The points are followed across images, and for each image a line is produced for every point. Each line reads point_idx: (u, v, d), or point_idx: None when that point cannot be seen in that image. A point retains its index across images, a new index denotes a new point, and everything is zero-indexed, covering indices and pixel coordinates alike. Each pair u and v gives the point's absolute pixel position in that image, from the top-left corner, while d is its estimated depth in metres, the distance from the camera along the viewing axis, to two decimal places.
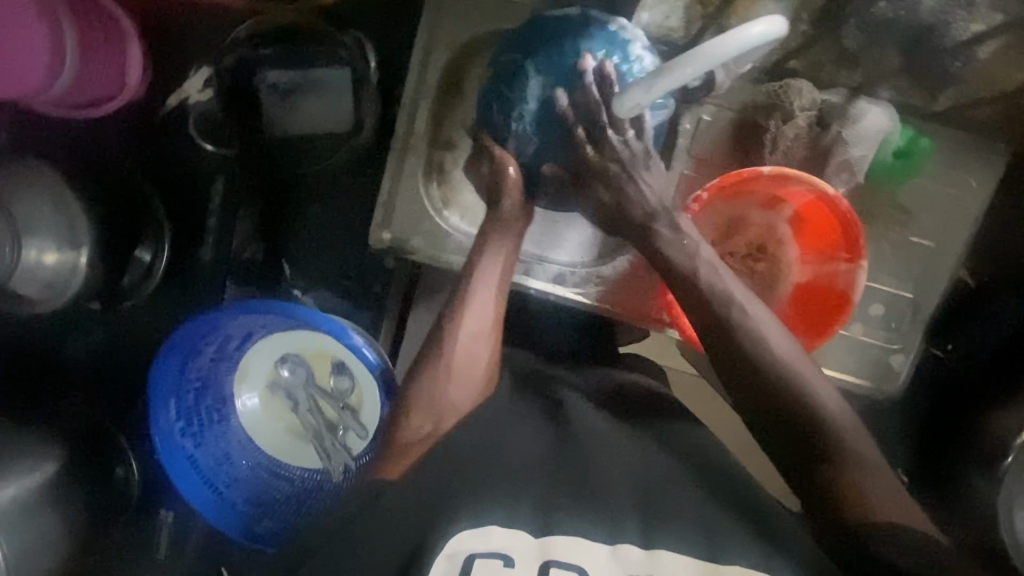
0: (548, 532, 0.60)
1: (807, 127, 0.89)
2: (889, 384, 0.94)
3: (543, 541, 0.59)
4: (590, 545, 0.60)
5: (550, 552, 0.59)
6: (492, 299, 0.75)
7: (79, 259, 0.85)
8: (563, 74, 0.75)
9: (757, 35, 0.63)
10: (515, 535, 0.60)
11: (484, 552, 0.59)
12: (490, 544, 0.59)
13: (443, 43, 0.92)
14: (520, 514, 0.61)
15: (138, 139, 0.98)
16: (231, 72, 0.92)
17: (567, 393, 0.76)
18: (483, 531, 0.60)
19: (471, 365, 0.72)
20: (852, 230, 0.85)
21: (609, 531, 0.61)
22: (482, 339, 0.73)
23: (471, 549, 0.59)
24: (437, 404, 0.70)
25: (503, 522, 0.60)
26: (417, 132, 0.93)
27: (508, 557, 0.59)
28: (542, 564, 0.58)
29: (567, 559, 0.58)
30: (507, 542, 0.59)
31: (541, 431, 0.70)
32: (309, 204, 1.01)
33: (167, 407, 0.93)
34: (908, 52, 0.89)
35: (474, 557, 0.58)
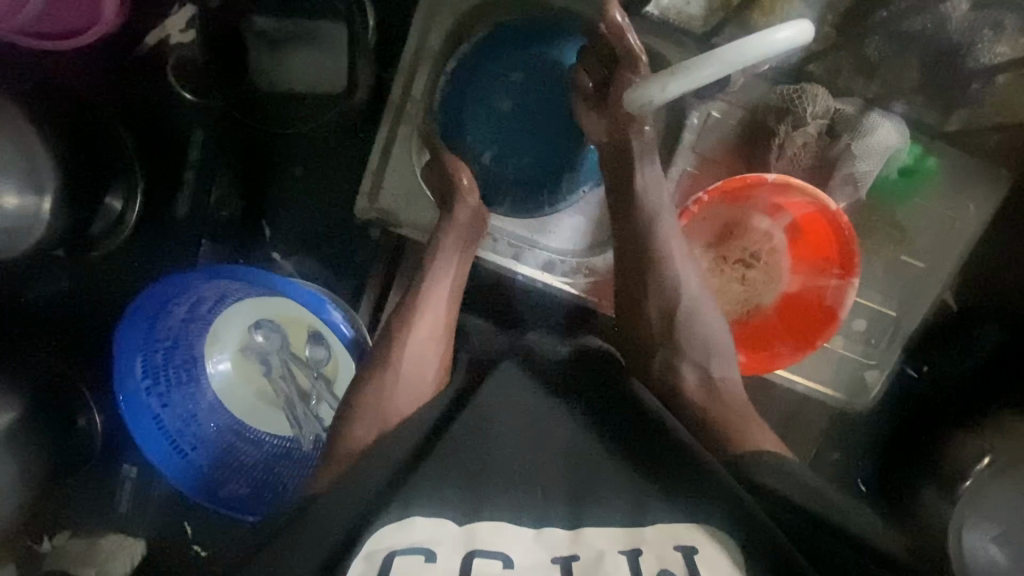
0: (474, 518, 0.53)
1: (817, 135, 0.85)
2: (861, 398, 0.95)
3: (468, 528, 0.53)
4: (512, 530, 0.53)
5: (473, 541, 0.52)
6: (445, 295, 0.74)
7: (41, 205, 0.79)
8: (520, 94, 0.88)
9: (784, 40, 0.59)
10: (439, 524, 0.53)
11: (404, 549, 0.51)
12: (411, 539, 0.52)
13: (449, 7, 0.88)
14: (444, 499, 0.54)
15: (108, 74, 0.90)
16: (217, 13, 0.85)
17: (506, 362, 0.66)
18: (405, 523, 0.53)
19: (419, 366, 0.69)
20: (848, 247, 0.83)
21: (537, 513, 0.54)
22: (432, 345, 0.70)
23: (391, 547, 0.51)
24: (392, 404, 0.66)
25: (425, 510, 0.54)
26: (414, 97, 0.89)
27: (431, 552, 0.51)
28: (464, 555, 0.51)
29: (490, 548, 0.52)
30: (430, 535, 0.52)
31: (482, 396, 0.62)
32: (291, 165, 0.97)
33: (133, 364, 0.88)
34: (928, 67, 0.86)
35: (394, 555, 0.51)
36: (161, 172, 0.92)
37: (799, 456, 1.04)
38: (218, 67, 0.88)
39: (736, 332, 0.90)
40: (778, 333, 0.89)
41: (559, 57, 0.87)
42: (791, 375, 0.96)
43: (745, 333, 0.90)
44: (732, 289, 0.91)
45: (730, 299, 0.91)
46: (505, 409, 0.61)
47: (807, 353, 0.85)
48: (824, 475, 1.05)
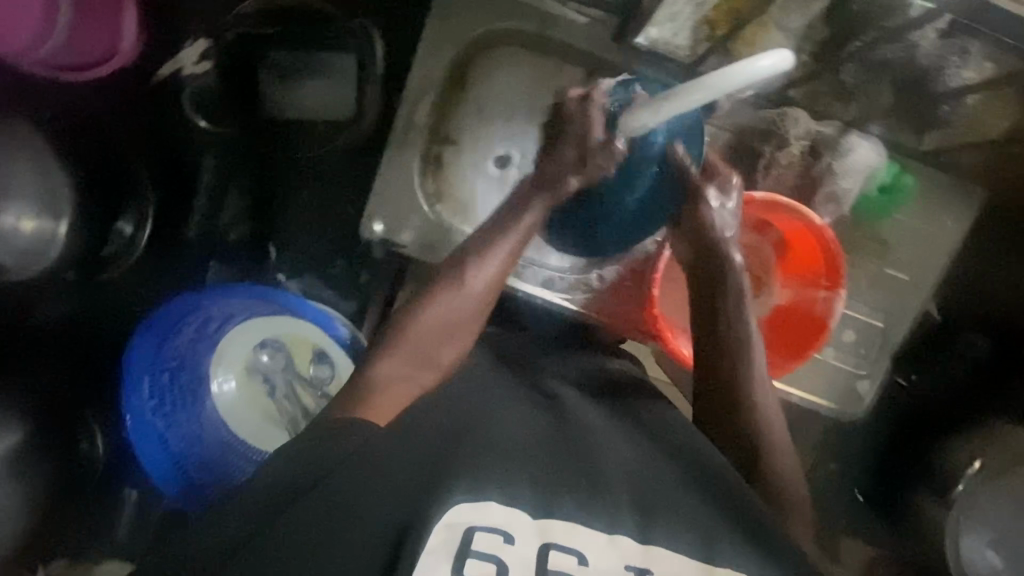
0: (551, 514, 0.57)
1: (801, 156, 0.90)
2: (854, 408, 1.01)
3: (543, 523, 0.56)
4: (586, 531, 0.57)
5: (549, 534, 0.56)
6: (490, 283, 0.72)
7: (59, 228, 0.82)
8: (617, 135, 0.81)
9: (765, 67, 0.63)
10: (515, 513, 0.56)
11: (484, 526, 0.55)
12: (489, 520, 0.55)
13: (451, 41, 0.93)
14: (519, 489, 0.58)
15: (122, 102, 0.92)
16: (233, 48, 0.91)
17: (559, 388, 0.76)
18: (481, 504, 0.56)
19: (457, 319, 0.70)
20: (835, 260, 0.88)
21: (609, 521, 0.58)
22: (472, 302, 0.70)
23: (470, 521, 0.55)
24: (422, 345, 0.68)
25: (501, 496, 0.57)
26: (418, 124, 0.94)
27: (509, 535, 0.55)
28: (541, 545, 0.55)
29: (567, 544, 0.56)
30: (507, 518, 0.56)
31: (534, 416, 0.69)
32: (298, 190, 0.99)
33: (141, 384, 0.91)
34: (902, 91, 0.92)
35: (474, 530, 0.55)
36: (171, 197, 0.94)
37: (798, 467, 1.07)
38: (236, 96, 0.92)
39: None
40: (774, 346, 0.91)
41: (636, 87, 0.81)
42: (791, 388, 0.99)
43: None
44: None
45: None
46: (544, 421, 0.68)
47: (796, 364, 0.89)
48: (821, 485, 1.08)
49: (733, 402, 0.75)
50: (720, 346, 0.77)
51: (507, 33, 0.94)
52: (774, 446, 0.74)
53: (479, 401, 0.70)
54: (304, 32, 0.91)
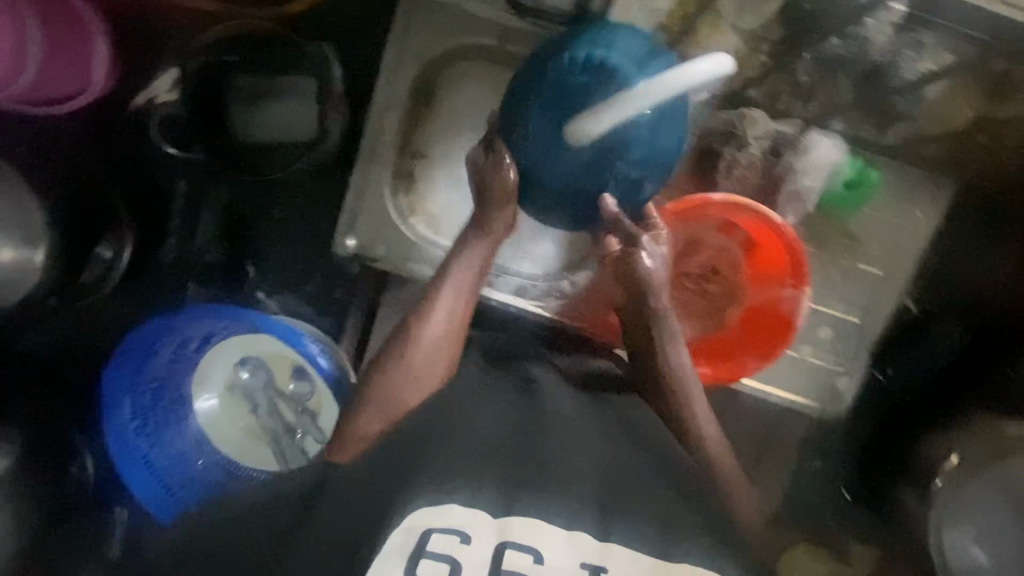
0: (510, 511, 0.57)
1: (761, 156, 0.91)
2: (833, 405, 1.02)
3: (503, 521, 0.57)
4: (549, 530, 0.57)
5: (507, 532, 0.56)
6: (455, 324, 0.78)
7: (35, 257, 0.83)
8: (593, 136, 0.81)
9: (702, 72, 0.64)
10: (476, 514, 0.57)
11: (441, 528, 0.56)
12: (449, 521, 0.56)
13: (412, 58, 0.95)
14: (481, 488, 0.58)
15: (99, 133, 0.97)
16: (197, 75, 0.92)
17: (537, 370, 0.76)
18: (443, 507, 0.57)
19: (428, 360, 0.75)
20: (797, 257, 0.87)
21: (569, 517, 0.57)
22: (442, 344, 0.76)
23: (429, 523, 0.56)
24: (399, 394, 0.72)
25: (464, 500, 0.57)
26: (384, 141, 0.96)
27: (466, 534, 0.56)
28: (498, 545, 0.56)
29: (524, 541, 0.56)
30: (466, 519, 0.57)
31: (510, 406, 0.68)
32: (272, 209, 1.01)
33: (121, 406, 0.93)
34: (860, 87, 0.92)
35: (430, 532, 0.56)
36: (150, 222, 0.98)
37: (782, 466, 1.08)
38: (203, 128, 0.93)
39: (699, 343, 0.94)
40: (743, 345, 0.92)
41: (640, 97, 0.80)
42: (767, 386, 1.00)
43: (708, 346, 0.94)
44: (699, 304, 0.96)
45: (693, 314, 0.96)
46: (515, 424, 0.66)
47: (765, 364, 0.89)
48: (805, 481, 1.08)
49: (659, 379, 0.77)
50: (641, 329, 0.79)
51: (467, 48, 0.96)
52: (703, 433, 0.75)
53: (458, 390, 0.69)
54: (266, 58, 0.92)
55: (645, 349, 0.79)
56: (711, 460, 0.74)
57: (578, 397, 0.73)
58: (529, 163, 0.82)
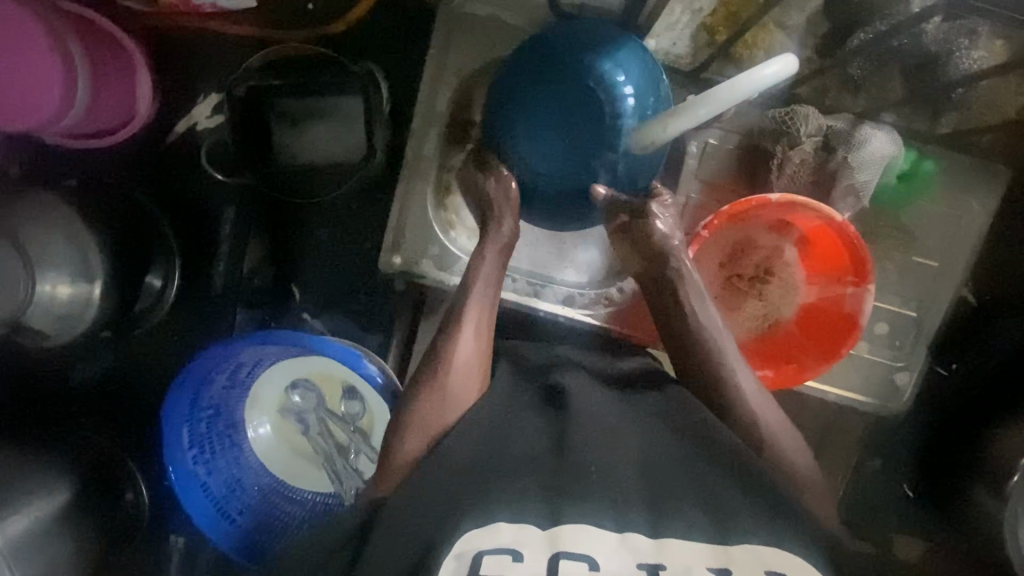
0: (559, 522, 0.56)
1: (813, 153, 0.89)
2: (894, 401, 0.98)
3: (553, 533, 0.56)
4: (601, 535, 0.56)
5: (559, 543, 0.55)
6: (478, 351, 0.74)
7: (93, 291, 0.83)
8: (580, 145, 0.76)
9: (772, 74, 0.62)
10: (525, 530, 0.56)
11: (491, 549, 0.55)
12: (499, 540, 0.55)
13: (453, 72, 0.95)
14: (527, 502, 0.57)
15: (144, 162, 0.96)
16: (243, 101, 0.91)
17: (566, 376, 0.73)
18: (490, 527, 0.56)
19: (466, 372, 0.73)
20: (859, 255, 0.85)
21: (618, 517, 0.57)
22: (474, 360, 0.74)
23: (479, 547, 0.55)
24: (440, 416, 0.69)
25: (509, 516, 0.56)
26: (427, 156, 0.95)
27: (517, 552, 0.54)
28: (552, 556, 0.54)
29: (578, 549, 0.55)
30: (516, 538, 0.55)
31: (545, 421, 0.67)
32: (316, 229, 1.02)
33: (179, 435, 0.91)
34: (911, 78, 0.90)
35: (482, 555, 0.54)
36: (195, 248, 0.97)
37: (843, 465, 1.05)
38: (250, 154, 0.92)
39: (757, 347, 0.93)
40: (805, 346, 0.90)
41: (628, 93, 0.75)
42: (822, 386, 0.98)
43: (767, 348, 0.92)
44: (751, 306, 0.94)
45: (749, 316, 0.94)
46: (585, 436, 0.64)
47: (830, 365, 0.86)
48: (860, 478, 1.07)
49: (711, 385, 0.74)
50: (673, 333, 0.78)
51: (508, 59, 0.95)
52: (776, 435, 0.71)
53: (513, 404, 0.69)
54: (309, 79, 0.90)
55: (694, 354, 0.76)
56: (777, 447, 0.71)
57: (619, 397, 0.72)
58: (522, 178, 0.80)
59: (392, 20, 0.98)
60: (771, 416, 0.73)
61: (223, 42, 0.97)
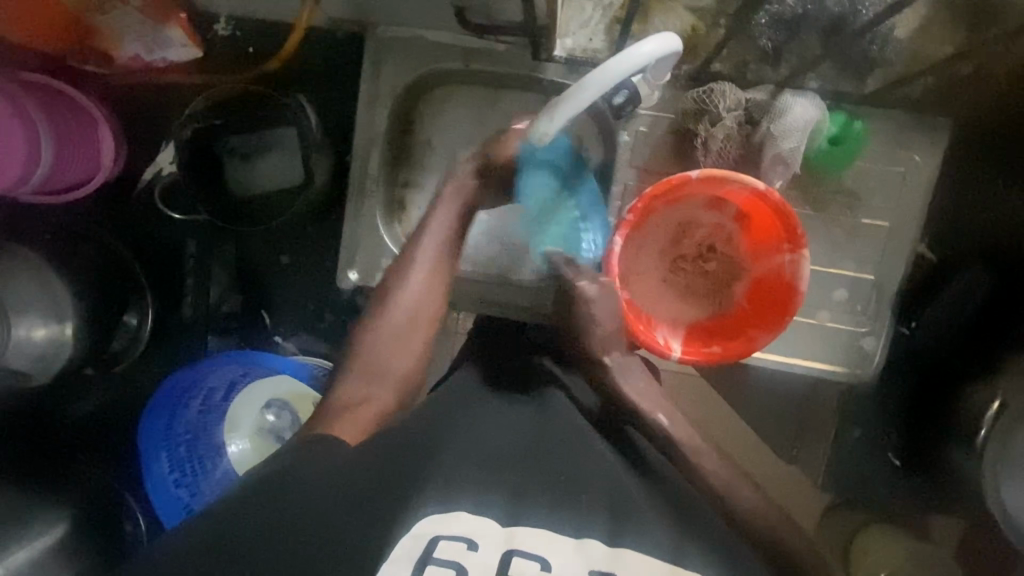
0: (516, 521, 0.60)
1: (737, 126, 0.90)
2: (865, 367, 0.98)
3: (510, 529, 0.59)
4: (553, 536, 0.59)
5: (513, 541, 0.58)
6: (432, 296, 0.83)
7: (65, 330, 0.90)
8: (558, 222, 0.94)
9: (645, 53, 0.67)
10: (483, 521, 0.59)
11: (447, 535, 0.58)
12: (456, 529, 0.59)
13: (385, 92, 1.00)
14: (491, 497, 0.62)
15: (112, 210, 1.04)
16: (190, 144, 0.98)
17: (550, 391, 0.78)
18: (450, 515, 0.60)
19: (398, 327, 0.81)
20: (790, 221, 0.83)
21: (576, 526, 0.61)
22: (421, 306, 0.83)
23: (435, 531, 0.58)
24: (392, 364, 0.80)
25: (471, 508, 0.60)
26: (371, 174, 1.00)
27: (472, 542, 0.58)
28: (505, 553, 0.57)
29: (530, 548, 0.58)
30: (472, 527, 0.59)
31: (519, 423, 0.72)
32: (280, 256, 1.07)
33: (160, 457, 0.98)
34: (828, 39, 0.90)
35: (438, 539, 0.58)
36: (164, 285, 1.04)
37: (820, 437, 1.03)
38: (201, 190, 0.99)
39: (708, 328, 0.92)
40: (749, 318, 0.90)
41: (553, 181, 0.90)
42: (787, 358, 0.98)
43: (717, 329, 0.92)
44: (699, 284, 0.96)
45: (700, 298, 0.95)
46: (556, 454, 0.68)
47: (773, 334, 0.85)
48: (846, 454, 1.03)
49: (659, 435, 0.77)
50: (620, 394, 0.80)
51: (436, 74, 1.00)
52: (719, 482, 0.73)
53: (462, 412, 0.73)
54: (251, 117, 0.98)
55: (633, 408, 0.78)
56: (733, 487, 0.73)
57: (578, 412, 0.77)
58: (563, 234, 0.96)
59: (326, 51, 1.04)
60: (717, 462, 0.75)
61: (172, 90, 1.04)
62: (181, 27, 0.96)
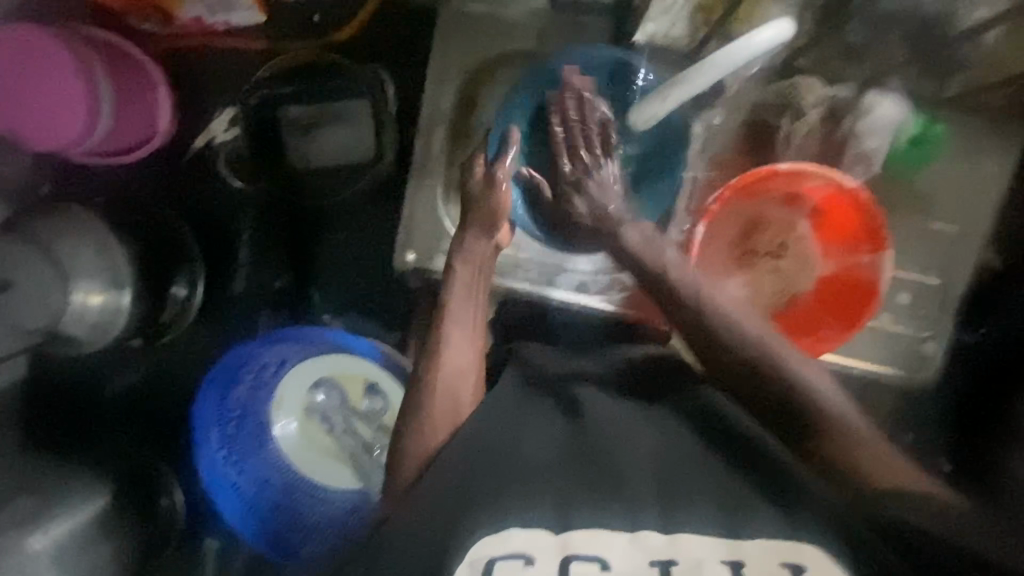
0: (568, 527, 0.57)
1: (820, 122, 0.89)
2: (923, 371, 0.96)
3: (564, 536, 0.56)
4: (607, 534, 0.56)
5: (569, 547, 0.56)
6: (466, 299, 0.80)
7: (121, 298, 0.87)
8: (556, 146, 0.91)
9: (765, 39, 0.68)
10: (535, 535, 0.57)
11: (503, 555, 0.56)
12: (511, 547, 0.56)
13: (456, 69, 0.96)
14: (537, 513, 0.58)
15: (166, 173, 1.00)
16: (255, 111, 0.95)
17: (582, 388, 0.73)
18: (504, 533, 0.57)
19: (454, 369, 0.75)
20: (873, 220, 0.86)
21: (630, 517, 0.57)
22: (465, 332, 0.78)
23: (491, 554, 0.56)
24: (432, 417, 0.72)
25: (520, 523, 0.57)
26: (435, 154, 0.97)
27: (530, 558, 0.55)
28: (562, 560, 0.55)
29: (587, 552, 0.55)
30: (526, 542, 0.56)
31: (557, 421, 0.68)
32: (334, 232, 1.04)
33: (210, 434, 0.95)
34: (914, 42, 0.89)
35: (494, 561, 0.55)
36: (215, 258, 1.01)
37: None
38: (261, 158, 0.96)
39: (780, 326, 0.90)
40: (822, 316, 0.89)
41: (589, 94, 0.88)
42: (849, 361, 0.96)
43: (790, 325, 0.90)
44: (767, 281, 0.92)
45: (770, 292, 0.92)
46: (617, 443, 0.65)
47: (853, 331, 0.87)
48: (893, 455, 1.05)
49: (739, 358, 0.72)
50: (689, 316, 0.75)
51: (507, 55, 0.97)
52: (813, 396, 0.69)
53: (508, 410, 0.69)
54: (317, 86, 0.95)
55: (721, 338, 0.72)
56: (844, 447, 0.66)
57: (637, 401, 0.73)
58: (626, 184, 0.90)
59: (395, 26, 1.01)
60: (821, 384, 0.70)
61: (233, 57, 1.00)
62: None
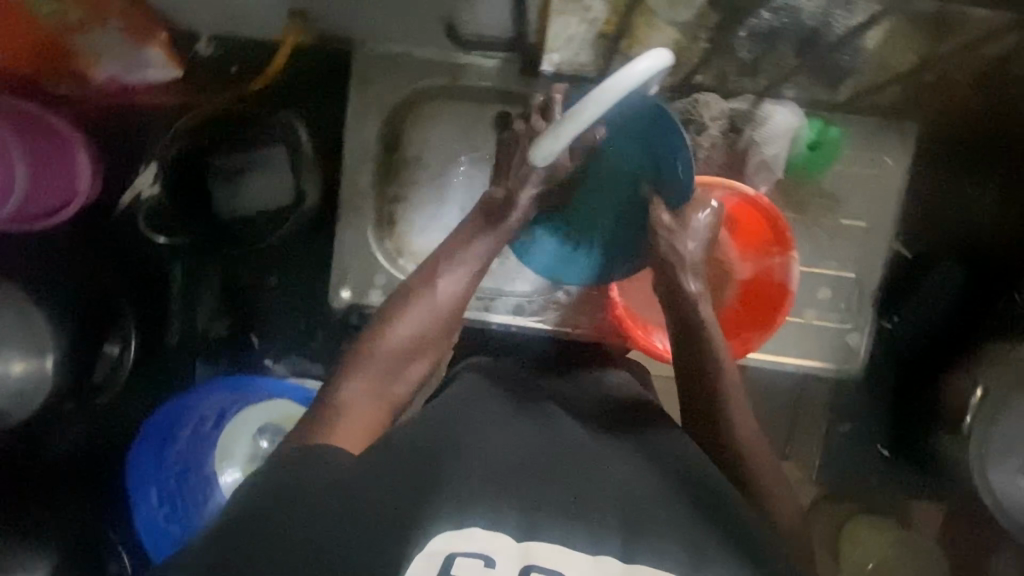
0: (533, 535, 0.55)
1: (722, 135, 0.94)
2: (851, 363, 1.00)
3: (526, 544, 0.55)
4: (569, 553, 0.55)
5: (530, 556, 0.55)
6: (451, 295, 0.76)
7: (46, 364, 0.85)
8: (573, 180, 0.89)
9: (645, 67, 0.68)
10: (498, 536, 0.55)
11: (463, 552, 0.54)
12: (473, 544, 0.54)
13: (376, 108, 0.99)
14: (502, 512, 0.56)
15: (92, 232, 1.00)
16: (174, 164, 0.97)
17: (550, 403, 0.73)
18: (466, 530, 0.54)
19: (422, 337, 0.74)
20: (779, 224, 0.90)
21: (595, 542, 0.56)
22: (438, 311, 0.75)
23: (452, 548, 0.54)
24: (388, 383, 0.70)
25: (485, 522, 0.55)
26: (363, 190, 0.99)
27: (491, 559, 0.54)
28: (524, 569, 0.54)
29: (547, 564, 0.54)
30: (490, 544, 0.54)
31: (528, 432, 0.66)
32: (267, 275, 1.06)
33: (148, 492, 0.94)
34: (803, 51, 0.94)
35: (454, 556, 0.53)
36: (147, 313, 0.99)
37: (811, 433, 1.07)
38: (184, 210, 0.98)
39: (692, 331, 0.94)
40: (738, 320, 0.92)
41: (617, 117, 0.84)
42: (779, 359, 1.00)
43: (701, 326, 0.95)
44: None
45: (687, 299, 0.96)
46: (575, 457, 0.64)
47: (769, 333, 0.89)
48: (835, 447, 1.07)
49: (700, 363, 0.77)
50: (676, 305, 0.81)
51: (423, 90, 0.99)
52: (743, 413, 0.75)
53: (476, 419, 0.65)
54: (235, 137, 0.98)
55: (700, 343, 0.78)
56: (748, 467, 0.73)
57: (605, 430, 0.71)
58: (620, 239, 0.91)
59: (312, 72, 1.04)
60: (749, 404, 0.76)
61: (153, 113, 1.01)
62: (161, 48, 0.93)
